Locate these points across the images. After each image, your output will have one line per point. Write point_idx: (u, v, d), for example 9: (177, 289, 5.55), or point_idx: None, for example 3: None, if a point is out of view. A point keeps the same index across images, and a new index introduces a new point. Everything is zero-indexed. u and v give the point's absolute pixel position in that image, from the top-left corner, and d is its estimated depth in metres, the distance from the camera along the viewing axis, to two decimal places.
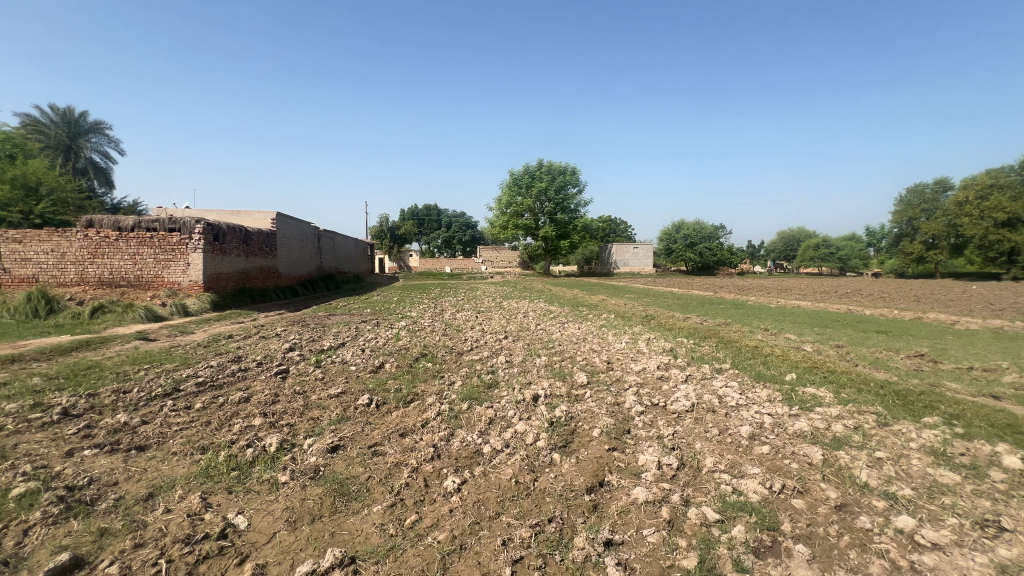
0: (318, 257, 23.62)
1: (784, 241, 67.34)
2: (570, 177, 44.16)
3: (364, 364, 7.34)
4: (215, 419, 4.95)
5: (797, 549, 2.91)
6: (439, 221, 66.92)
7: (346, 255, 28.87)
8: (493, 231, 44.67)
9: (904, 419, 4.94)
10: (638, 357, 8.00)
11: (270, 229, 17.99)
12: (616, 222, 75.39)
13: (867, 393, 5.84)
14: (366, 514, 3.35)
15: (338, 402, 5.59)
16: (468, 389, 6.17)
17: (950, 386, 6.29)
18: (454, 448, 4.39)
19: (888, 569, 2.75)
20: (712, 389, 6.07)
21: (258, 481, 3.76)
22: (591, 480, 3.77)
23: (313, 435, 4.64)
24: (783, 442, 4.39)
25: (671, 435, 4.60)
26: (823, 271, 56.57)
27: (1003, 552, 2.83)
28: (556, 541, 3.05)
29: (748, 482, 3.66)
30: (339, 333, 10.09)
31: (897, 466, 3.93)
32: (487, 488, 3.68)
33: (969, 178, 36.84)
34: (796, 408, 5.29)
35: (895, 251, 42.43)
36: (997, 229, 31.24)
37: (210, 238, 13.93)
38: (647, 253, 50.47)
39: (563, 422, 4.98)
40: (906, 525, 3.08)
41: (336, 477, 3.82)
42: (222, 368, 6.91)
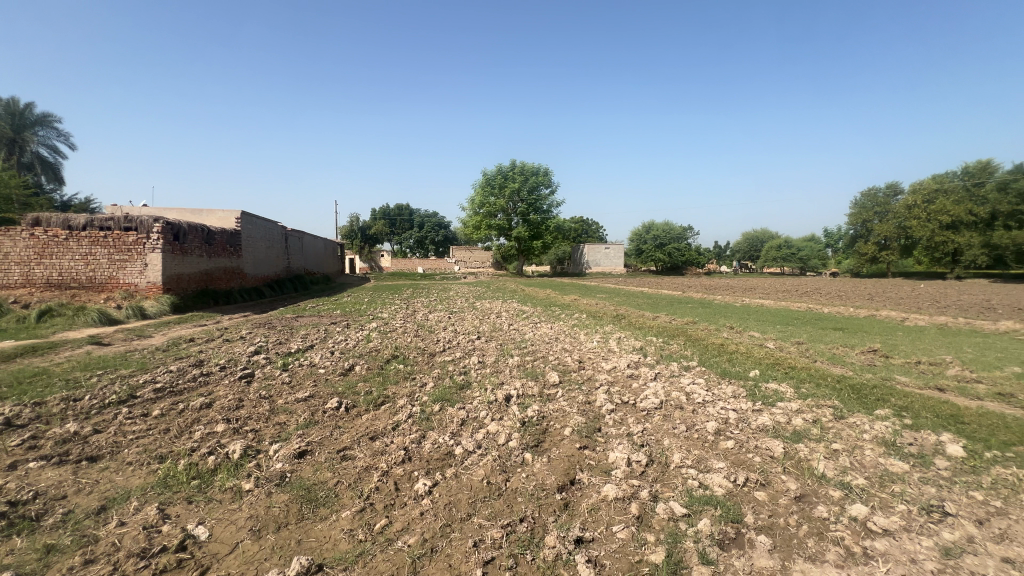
0: (285, 257, 22.95)
1: (749, 241, 69.66)
2: (542, 178, 44.38)
3: (333, 367, 7.18)
4: (174, 427, 4.74)
5: (758, 540, 3.01)
6: (411, 221, 66.24)
7: (314, 255, 28.19)
8: (466, 231, 44.50)
9: (858, 412, 5.19)
10: (609, 356, 8.13)
11: (235, 229, 17.38)
12: (589, 223, 76.38)
13: (824, 387, 6.10)
14: (334, 520, 3.28)
15: (305, 406, 5.45)
16: (439, 390, 6.12)
17: (900, 380, 6.65)
18: (425, 450, 4.35)
19: (843, 556, 2.88)
20: (679, 386, 6.23)
21: (220, 490, 3.63)
22: (562, 478, 3.80)
23: (279, 440, 4.50)
24: (746, 437, 4.53)
25: (641, 433, 4.69)
26: (785, 271, 58.73)
27: (946, 536, 3.01)
28: (527, 541, 3.07)
29: (713, 476, 3.77)
30: (307, 335, 9.83)
31: (851, 456, 4.12)
32: (459, 490, 3.66)
33: (918, 182, 39.01)
34: (759, 403, 5.48)
35: (850, 252, 44.53)
36: (941, 231, 33.32)
37: (170, 238, 13.34)
38: (619, 253, 51.21)
39: (535, 422, 5.01)
40: (859, 513, 3.24)
41: (303, 484, 3.72)
42: (182, 373, 6.62)
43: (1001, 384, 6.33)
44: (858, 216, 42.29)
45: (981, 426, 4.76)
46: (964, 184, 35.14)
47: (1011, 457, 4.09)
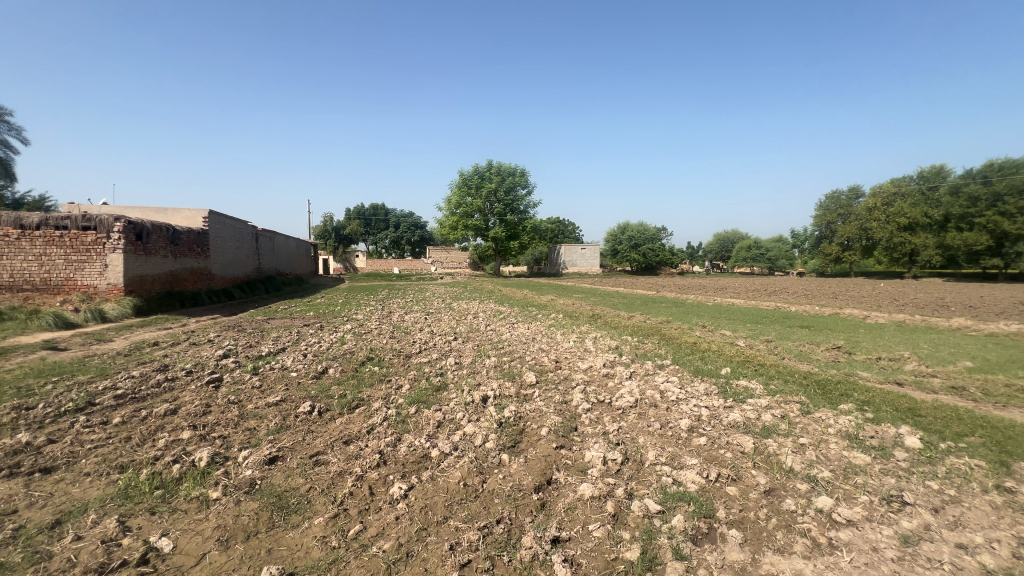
0: (256, 257, 22.32)
1: (720, 242, 71.41)
2: (519, 179, 44.46)
3: (305, 369, 7.01)
4: (136, 435, 4.54)
5: (730, 534, 3.08)
6: (387, 221, 65.38)
7: (286, 255, 27.53)
8: (443, 231, 44.17)
9: (824, 406, 5.38)
10: (585, 355, 8.20)
11: (202, 228, 16.81)
12: (565, 224, 76.97)
13: (792, 383, 6.31)
14: (306, 527, 3.20)
15: (276, 410, 5.30)
16: (416, 392, 6.05)
17: (861, 375, 6.94)
18: (401, 453, 4.29)
19: (810, 546, 2.97)
20: (654, 384, 6.34)
21: (185, 500, 3.49)
22: (539, 478, 3.81)
23: (249, 447, 4.37)
24: (718, 433, 4.63)
25: (616, 431, 4.74)
26: (754, 271, 60.43)
27: (905, 524, 3.14)
28: (504, 542, 3.06)
29: (687, 473, 3.84)
30: (279, 338, 9.58)
31: (817, 450, 4.26)
32: (435, 493, 3.63)
33: (877, 185, 40.72)
34: (730, 400, 5.62)
35: (815, 252, 46.17)
36: (899, 232, 34.91)
37: (132, 238, 12.79)
38: (595, 253, 51.70)
39: (512, 422, 5.01)
40: (825, 505, 3.35)
41: (274, 491, 3.62)
42: (145, 379, 6.34)
43: (954, 378, 6.66)
44: (822, 217, 43.84)
45: (937, 418, 5.00)
46: (920, 188, 36.84)
47: (963, 447, 4.31)
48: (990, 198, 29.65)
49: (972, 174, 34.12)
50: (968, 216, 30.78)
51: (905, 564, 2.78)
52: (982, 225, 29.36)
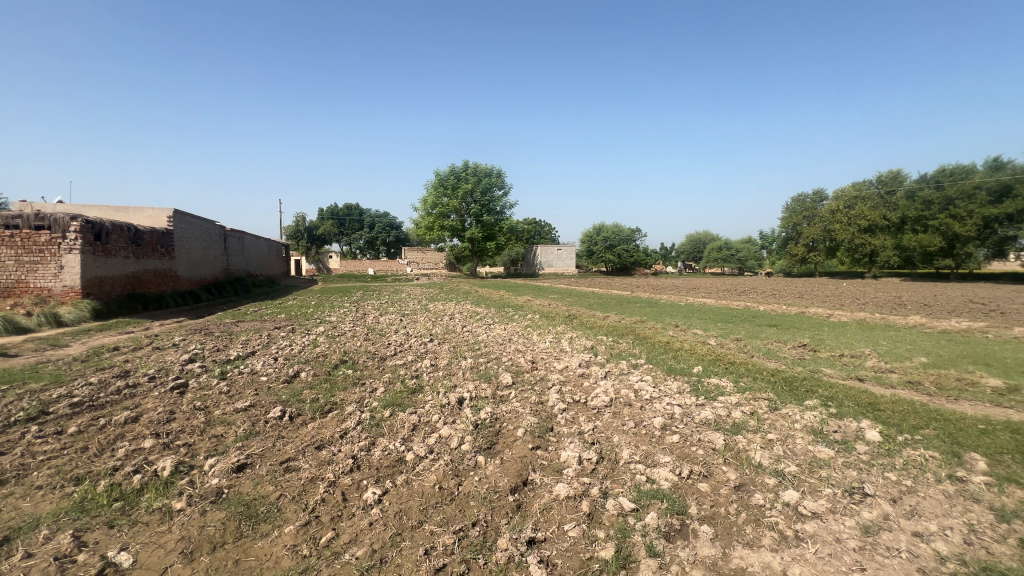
0: (224, 258, 21.61)
1: (693, 243, 72.95)
2: (495, 180, 44.41)
3: (276, 374, 6.82)
4: (93, 445, 4.33)
5: (702, 530, 3.14)
6: (361, 221, 64.35)
7: (257, 255, 26.76)
8: (419, 231, 43.75)
9: (790, 403, 5.57)
10: (561, 356, 8.25)
11: (166, 228, 16.16)
12: (542, 224, 77.36)
13: (761, 381, 6.51)
14: (275, 536, 3.11)
15: (245, 417, 5.14)
16: (390, 395, 5.96)
17: (825, 372, 7.21)
18: (375, 457, 4.22)
19: (777, 540, 3.06)
20: (629, 383, 6.43)
21: (146, 512, 3.34)
22: (515, 480, 3.81)
23: (215, 454, 4.22)
24: (690, 431, 4.73)
25: (591, 431, 4.77)
26: (725, 271, 62.06)
27: (865, 515, 3.27)
28: (479, 545, 3.04)
29: (660, 470, 3.90)
30: (248, 341, 9.29)
31: (784, 445, 4.39)
32: (410, 497, 3.58)
33: (839, 189, 42.39)
34: (702, 398, 5.75)
35: (782, 253, 47.74)
36: (860, 234, 36.45)
37: (90, 238, 12.20)
38: (571, 254, 52.12)
39: (488, 424, 4.99)
40: (791, 498, 3.46)
41: (242, 499, 3.51)
42: (105, 386, 6.06)
43: (911, 373, 6.99)
44: (789, 219, 45.31)
45: (895, 412, 5.23)
46: (879, 192, 38.52)
47: (918, 439, 4.52)
48: (942, 202, 31.26)
49: (926, 179, 35.90)
50: (923, 218, 32.33)
51: (866, 553, 2.89)
52: (935, 227, 30.94)
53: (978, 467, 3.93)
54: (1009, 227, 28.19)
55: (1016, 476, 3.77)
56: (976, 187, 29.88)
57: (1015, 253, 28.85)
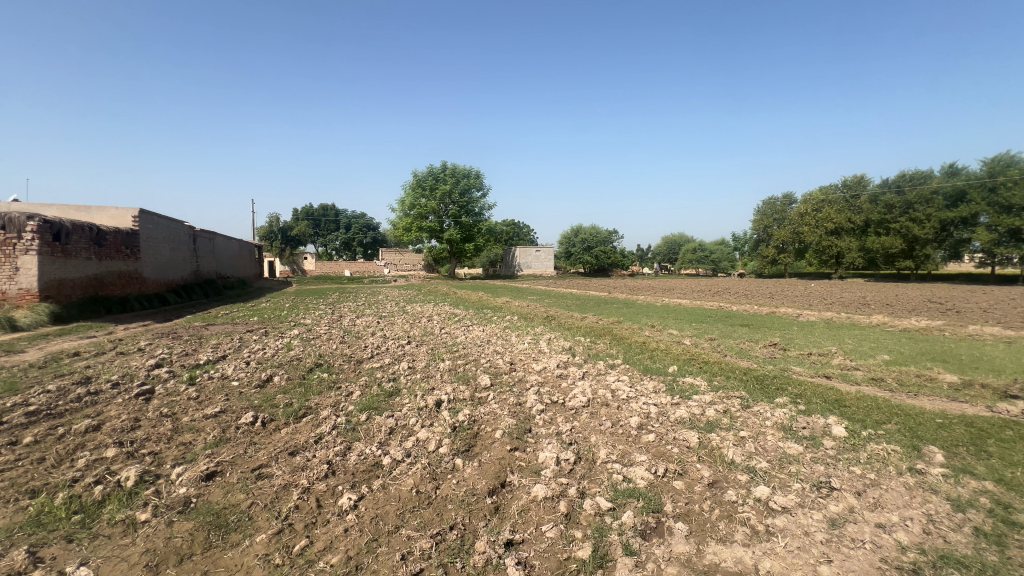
0: (193, 259, 20.91)
1: (668, 245, 74.24)
2: (473, 181, 44.29)
3: (248, 378, 6.64)
4: (51, 455, 4.13)
5: (677, 527, 3.19)
6: (337, 222, 63.27)
7: (228, 257, 25.99)
8: (397, 232, 43.27)
9: (762, 400, 5.72)
10: (540, 357, 8.27)
11: (131, 228, 15.56)
12: (520, 226, 77.50)
13: (733, 379, 6.66)
14: (246, 546, 3.02)
15: (215, 423, 4.98)
16: (367, 399, 5.87)
17: (795, 370, 7.44)
18: (351, 462, 4.15)
19: (749, 535, 3.13)
20: (606, 384, 6.48)
21: (108, 524, 3.20)
22: (493, 482, 3.79)
23: (183, 463, 4.08)
24: (666, 429, 4.81)
25: (569, 432, 4.80)
26: (699, 272, 63.48)
27: (832, 509, 3.38)
28: (457, 548, 3.02)
29: (637, 469, 3.95)
30: (219, 345, 9.00)
31: (756, 442, 4.51)
32: (387, 502, 3.53)
33: (807, 193, 43.83)
34: (677, 397, 5.85)
35: (753, 254, 49.07)
36: (827, 236, 37.78)
37: (48, 238, 11.66)
38: (549, 255, 52.44)
39: (466, 426, 4.97)
40: (763, 494, 3.54)
41: (211, 509, 3.40)
42: (64, 393, 5.78)
43: (874, 371, 7.27)
44: (760, 222, 46.55)
45: (859, 408, 5.43)
46: (845, 196, 39.95)
47: (882, 434, 4.70)
48: (902, 206, 32.68)
49: (887, 183, 37.47)
50: (885, 222, 33.69)
51: (832, 545, 2.99)
52: (896, 230, 32.32)
53: (936, 460, 4.11)
54: (963, 230, 29.67)
55: (971, 467, 3.96)
56: (934, 192, 31.35)
57: (969, 255, 30.42)
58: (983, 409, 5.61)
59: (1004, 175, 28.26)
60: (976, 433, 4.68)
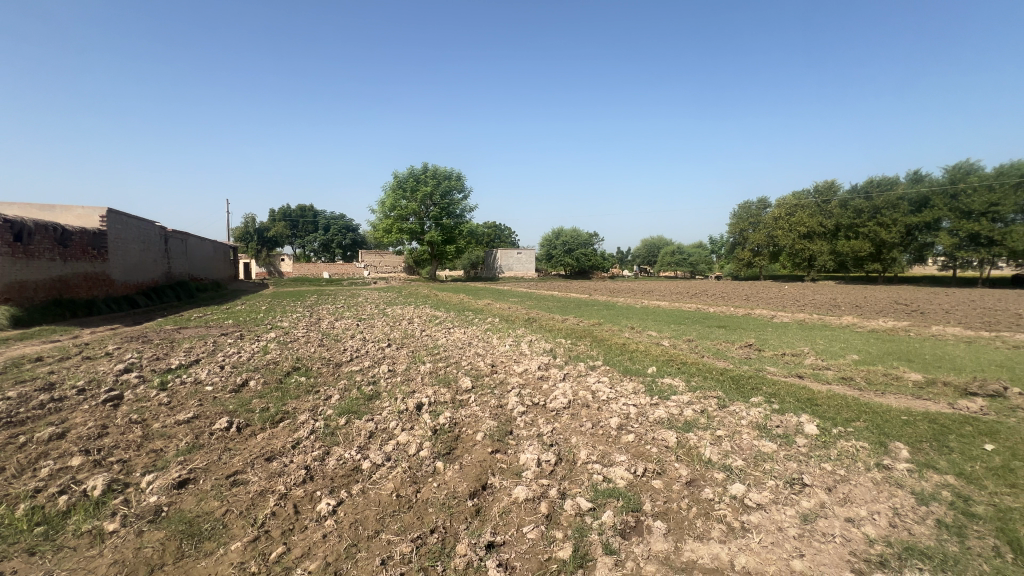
0: (165, 261, 20.27)
1: (647, 248, 75.28)
2: (454, 182, 44.20)
3: (222, 383, 6.47)
4: (11, 465, 3.95)
5: (655, 525, 3.25)
6: (316, 223, 62.29)
7: (201, 258, 25.30)
8: (377, 234, 42.81)
9: (738, 400, 5.85)
10: (521, 359, 8.27)
11: (98, 228, 15.02)
12: (501, 227, 77.67)
13: (710, 379, 6.81)
14: (221, 554, 2.95)
15: (188, 429, 4.84)
16: (346, 402, 5.79)
17: (769, 370, 7.64)
18: (330, 467, 4.09)
19: (725, 531, 3.20)
20: (587, 385, 6.54)
21: (73, 536, 3.09)
22: (474, 484, 3.79)
23: (154, 470, 3.95)
24: (644, 429, 4.88)
25: (550, 433, 4.83)
26: (678, 274, 64.67)
27: (804, 504, 3.48)
28: (437, 552, 3.00)
29: (617, 469, 4.00)
30: (192, 349, 8.75)
31: (732, 441, 4.61)
32: (366, 506, 3.49)
33: (781, 198, 45.07)
34: (656, 397, 5.95)
35: (730, 257, 50.14)
36: (799, 240, 38.85)
37: (9, 238, 11.19)
38: (530, 258, 52.65)
39: (447, 429, 4.94)
40: (739, 491, 3.63)
41: (183, 517, 3.30)
42: (26, 400, 5.53)
43: (844, 370, 7.53)
44: (736, 225, 47.59)
45: (830, 406, 5.60)
46: (816, 200, 41.18)
47: (851, 431, 4.86)
48: (871, 211, 33.88)
49: (856, 189, 38.75)
50: (855, 226, 34.91)
51: (805, 539, 3.08)
52: (866, 234, 33.51)
53: (902, 455, 4.27)
54: (927, 234, 30.94)
55: (933, 461, 4.14)
56: (900, 198, 32.58)
57: (932, 258, 31.70)
58: (946, 405, 5.85)
59: (964, 183, 29.57)
60: (938, 429, 4.89)
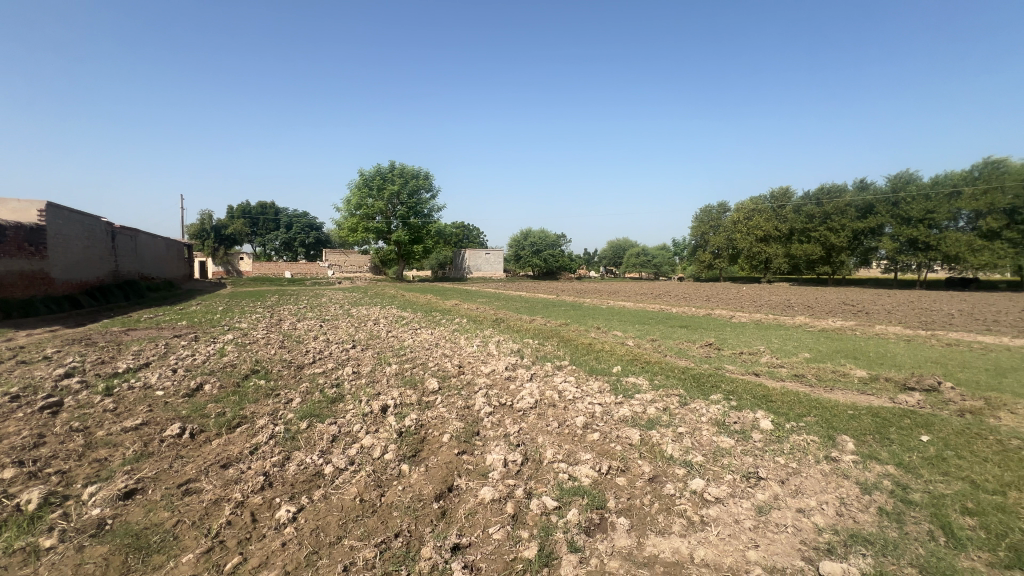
0: (111, 259, 19.05)
1: (613, 249, 76.50)
2: (422, 181, 43.68)
3: (174, 387, 6.15)
4: None
5: (619, 522, 3.31)
6: (276, 220, 60.23)
7: (152, 256, 23.94)
8: (342, 233, 41.86)
9: (698, 397, 6.05)
10: (488, 360, 8.27)
11: (34, 223, 13.98)
12: (470, 228, 77.31)
13: (673, 378, 7.00)
14: (171, 567, 2.80)
15: (136, 436, 4.58)
16: (308, 406, 5.62)
17: (728, 368, 7.93)
18: (290, 473, 3.96)
19: (685, 525, 3.30)
20: (554, 385, 6.60)
21: (3, 555, 2.86)
22: (440, 487, 3.75)
23: (98, 481, 3.72)
24: (609, 428, 4.97)
25: (517, 433, 4.85)
26: (642, 275, 66.25)
27: (760, 497, 3.63)
28: (402, 556, 2.95)
29: (582, 468, 4.05)
30: (141, 353, 8.25)
31: (692, 437, 4.75)
32: (328, 512, 3.40)
33: (740, 203, 46.85)
34: (620, 396, 6.08)
35: (692, 259, 51.67)
36: (756, 243, 40.48)
37: None
38: (498, 258, 52.58)
39: (412, 431, 4.88)
40: (698, 486, 3.75)
41: (130, 530, 3.13)
42: None
43: (796, 367, 7.92)
44: (698, 228, 49.09)
45: (783, 402, 5.87)
46: (772, 205, 43.00)
47: (802, 426, 5.11)
48: (822, 216, 35.78)
49: (808, 195, 40.69)
50: (807, 231, 36.73)
51: (759, 531, 3.21)
52: (817, 238, 35.23)
53: (848, 447, 4.52)
54: (871, 239, 32.85)
55: (876, 453, 4.40)
56: (848, 204, 34.48)
57: (876, 262, 33.61)
58: (888, 400, 6.22)
59: (905, 191, 31.55)
60: (880, 422, 5.19)
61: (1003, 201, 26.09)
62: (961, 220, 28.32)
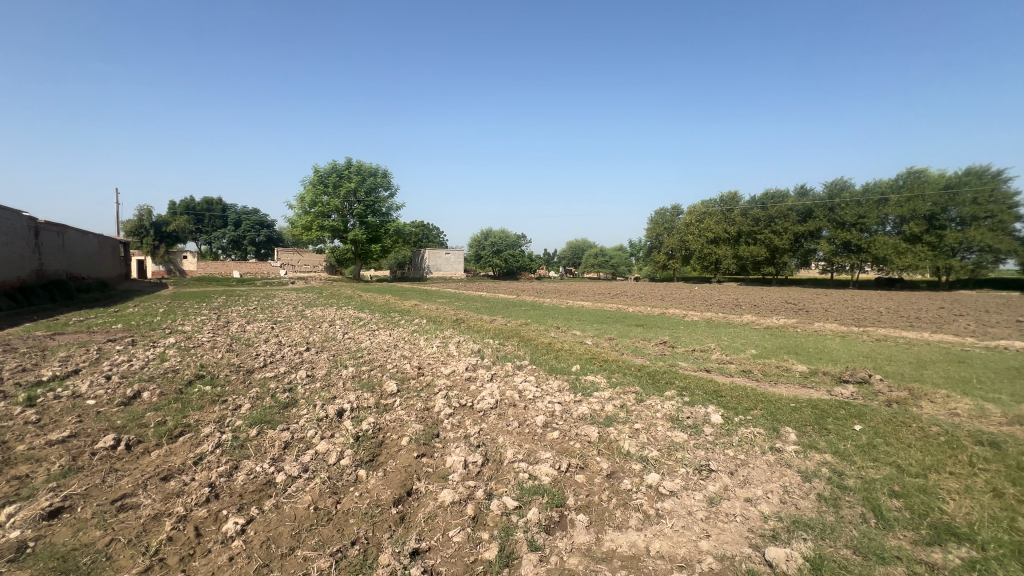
0: (34, 256, 17.47)
1: (571, 249, 77.64)
2: (380, 180, 42.80)
3: (108, 395, 5.71)
4: None
5: (578, 519, 3.36)
6: (224, 217, 57.27)
7: (82, 254, 22.15)
8: (295, 231, 40.42)
9: (653, 394, 6.24)
10: (448, 360, 8.19)
11: None
12: (429, 228, 76.45)
13: (630, 375, 7.19)
14: None
15: (63, 450, 4.22)
16: (258, 412, 5.36)
17: (681, 364, 8.23)
18: (238, 483, 3.77)
19: (642, 519, 3.39)
20: (514, 385, 6.62)
21: None
22: (398, 491, 3.68)
23: (17, 501, 3.40)
24: (569, 426, 5.04)
25: (477, 433, 4.84)
26: (600, 275, 67.67)
27: (711, 488, 3.78)
28: (359, 564, 2.87)
29: (541, 467, 4.08)
30: (70, 359, 7.62)
31: (648, 433, 4.89)
32: (279, 523, 3.26)
33: (691, 207, 48.75)
34: (579, 394, 6.18)
35: (647, 259, 53.21)
36: (707, 245, 42.22)
37: None
38: (458, 258, 52.01)
39: (370, 435, 4.76)
40: (654, 481, 3.86)
41: (55, 552, 2.87)
42: None
43: (744, 363, 8.31)
44: (653, 230, 50.65)
45: (732, 397, 6.16)
46: (721, 208, 44.97)
47: (750, 419, 5.37)
48: (766, 220, 37.74)
49: (754, 200, 42.86)
50: (753, 233, 38.68)
51: (710, 521, 3.34)
52: (762, 240, 37.18)
53: (790, 438, 4.79)
54: (810, 241, 35.00)
55: (815, 442, 4.68)
56: (789, 209, 36.52)
57: (815, 263, 35.85)
58: (825, 393, 6.65)
59: (840, 198, 33.85)
60: (819, 414, 5.54)
61: (922, 208, 28.14)
62: (888, 225, 30.64)
